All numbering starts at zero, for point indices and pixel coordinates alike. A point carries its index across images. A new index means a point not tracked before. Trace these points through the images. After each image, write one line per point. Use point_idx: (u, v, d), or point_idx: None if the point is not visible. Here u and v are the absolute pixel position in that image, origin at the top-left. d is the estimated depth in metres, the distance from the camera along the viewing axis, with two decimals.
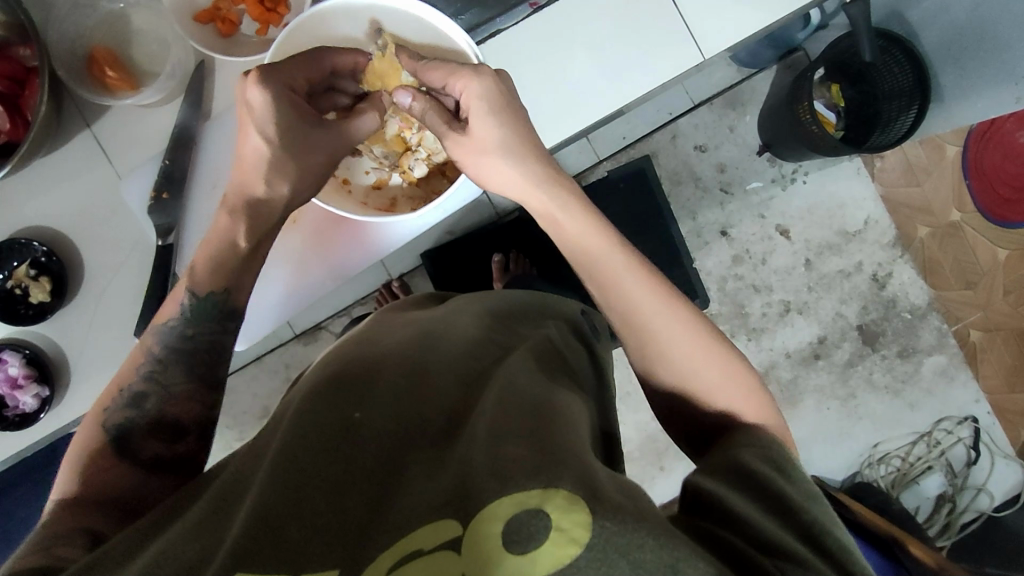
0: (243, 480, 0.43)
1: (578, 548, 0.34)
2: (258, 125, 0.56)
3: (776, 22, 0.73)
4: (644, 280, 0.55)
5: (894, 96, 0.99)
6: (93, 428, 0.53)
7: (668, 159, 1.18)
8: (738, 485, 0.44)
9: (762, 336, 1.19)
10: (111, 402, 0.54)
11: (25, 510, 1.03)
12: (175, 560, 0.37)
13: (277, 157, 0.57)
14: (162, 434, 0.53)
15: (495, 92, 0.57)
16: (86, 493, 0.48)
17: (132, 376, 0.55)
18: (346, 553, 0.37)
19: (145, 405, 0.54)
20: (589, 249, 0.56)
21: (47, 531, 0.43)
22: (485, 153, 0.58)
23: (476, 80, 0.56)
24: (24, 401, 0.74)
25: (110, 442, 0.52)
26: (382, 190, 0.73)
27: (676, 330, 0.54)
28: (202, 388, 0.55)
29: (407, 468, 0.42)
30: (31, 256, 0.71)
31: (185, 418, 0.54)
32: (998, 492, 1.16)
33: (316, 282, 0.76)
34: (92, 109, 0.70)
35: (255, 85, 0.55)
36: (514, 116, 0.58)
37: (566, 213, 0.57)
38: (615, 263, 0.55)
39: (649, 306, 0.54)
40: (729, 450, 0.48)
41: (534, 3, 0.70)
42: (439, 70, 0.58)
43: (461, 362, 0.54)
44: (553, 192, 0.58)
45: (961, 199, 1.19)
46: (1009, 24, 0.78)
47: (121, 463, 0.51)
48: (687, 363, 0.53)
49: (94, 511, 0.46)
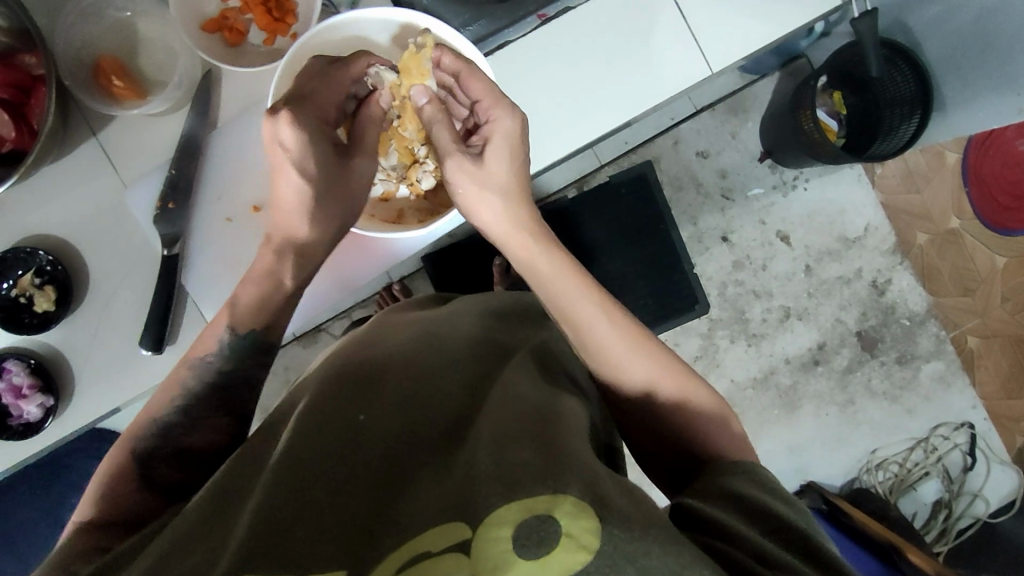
0: (246, 485, 0.43)
1: (588, 554, 0.35)
2: (295, 163, 0.57)
3: (782, 35, 0.73)
4: (613, 325, 0.56)
5: (894, 104, 0.99)
6: (115, 454, 0.52)
7: (670, 165, 1.18)
8: (732, 503, 0.45)
9: (762, 341, 1.20)
10: (139, 426, 0.54)
11: (23, 511, 1.02)
12: (180, 565, 0.37)
13: (314, 189, 0.58)
14: (181, 463, 0.52)
15: (517, 134, 0.60)
16: (100, 513, 0.48)
17: (160, 406, 0.55)
18: (352, 552, 0.37)
19: (169, 433, 0.53)
20: (557, 293, 0.57)
21: (66, 551, 0.43)
22: (492, 190, 0.59)
23: (508, 118, 0.59)
24: (28, 410, 0.73)
25: (135, 466, 0.51)
26: (389, 203, 0.74)
27: (641, 369, 0.55)
28: (225, 420, 0.55)
29: (411, 471, 0.42)
30: (36, 265, 0.71)
31: (208, 450, 0.54)
32: (993, 498, 1.17)
33: (320, 293, 0.76)
34: (97, 117, 0.70)
35: (289, 126, 0.56)
36: (520, 160, 0.60)
37: (547, 265, 0.58)
38: (585, 312, 0.56)
39: (624, 355, 0.55)
40: (719, 474, 0.49)
41: (543, 14, 0.70)
42: (482, 85, 0.59)
43: (463, 363, 0.54)
44: (537, 236, 0.60)
45: (961, 206, 1.20)
46: (1011, 35, 0.78)
47: (138, 487, 0.50)
48: (669, 398, 0.55)
49: (109, 533, 0.46)
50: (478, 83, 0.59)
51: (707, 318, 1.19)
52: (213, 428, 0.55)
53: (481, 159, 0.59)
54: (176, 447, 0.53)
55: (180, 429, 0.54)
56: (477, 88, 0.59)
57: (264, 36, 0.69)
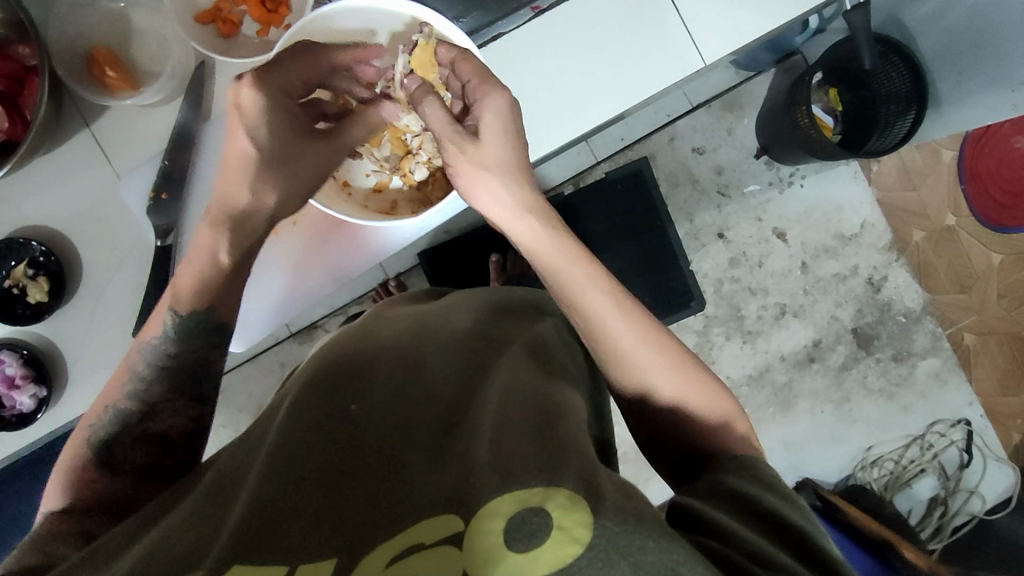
0: (240, 474, 0.43)
1: (579, 547, 0.35)
2: (249, 126, 0.55)
3: (776, 27, 0.73)
4: (625, 308, 0.55)
5: (890, 100, 0.99)
6: (78, 447, 0.53)
7: (666, 161, 1.18)
8: (726, 505, 0.45)
9: (757, 339, 1.20)
10: (97, 417, 0.54)
11: (17, 506, 1.02)
12: (169, 552, 0.37)
13: (266, 159, 0.56)
14: (150, 448, 0.52)
15: (509, 118, 0.57)
16: (74, 500, 0.48)
17: (117, 394, 0.54)
18: (345, 541, 0.37)
19: (131, 421, 0.53)
20: (572, 283, 0.55)
21: (40, 534, 0.44)
22: (490, 172, 0.57)
23: (500, 98, 0.57)
24: (20, 401, 0.73)
25: (97, 454, 0.52)
26: (382, 194, 0.74)
27: (649, 360, 0.54)
28: (188, 402, 0.54)
29: (407, 456, 0.42)
30: (30, 256, 0.71)
31: (171, 433, 0.53)
32: (990, 495, 1.17)
33: (317, 285, 0.76)
34: (91, 108, 0.70)
35: (251, 86, 0.55)
36: (517, 145, 0.58)
37: (561, 252, 0.56)
38: (597, 302, 0.55)
39: (635, 344, 0.54)
40: (712, 475, 0.49)
41: (537, 7, 0.70)
42: (472, 68, 0.59)
43: (456, 355, 0.54)
44: (545, 220, 0.57)
45: (956, 202, 1.20)
46: (1005, 31, 0.78)
47: (105, 476, 0.51)
48: (668, 402, 0.54)
49: (84, 516, 0.47)
50: (468, 66, 0.59)
51: (703, 315, 1.19)
52: (178, 410, 0.54)
53: (477, 140, 0.57)
54: (138, 431, 0.53)
55: (139, 415, 0.53)
56: (467, 71, 0.59)
57: (257, 27, 0.70)
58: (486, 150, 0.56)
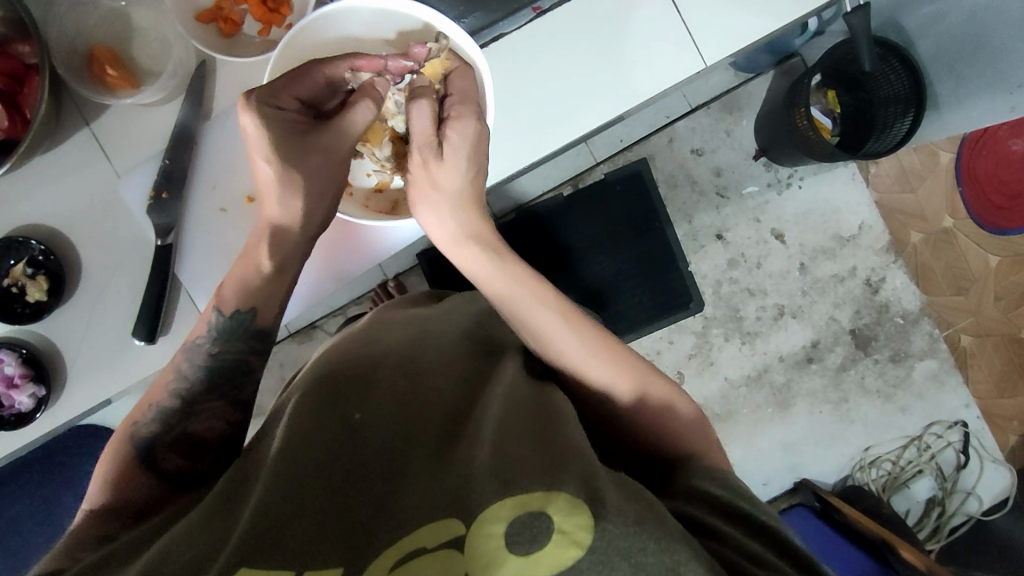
0: (247, 481, 0.42)
1: (580, 550, 0.35)
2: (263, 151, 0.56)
3: (778, 29, 0.73)
4: (576, 330, 0.55)
5: (888, 102, 1.00)
6: (120, 442, 0.53)
7: (664, 163, 1.18)
8: (716, 508, 0.45)
9: (756, 339, 1.20)
10: (140, 415, 0.54)
11: (14, 506, 1.02)
12: (179, 558, 0.36)
13: (290, 176, 0.57)
14: (187, 451, 0.52)
15: (476, 135, 0.59)
16: (109, 501, 0.48)
17: (160, 395, 0.55)
18: (350, 547, 0.37)
19: (172, 421, 0.53)
20: (517, 306, 0.56)
21: (72, 538, 0.44)
22: (438, 198, 0.60)
23: (472, 121, 0.58)
24: (20, 400, 0.74)
25: (137, 454, 0.52)
26: (384, 194, 0.74)
27: (609, 376, 0.54)
28: (227, 406, 0.54)
29: (408, 465, 0.42)
30: (29, 255, 0.71)
31: (209, 435, 0.53)
32: (986, 496, 1.17)
33: (316, 286, 0.76)
34: (91, 106, 0.70)
35: (246, 111, 0.55)
36: (476, 162, 0.60)
37: (504, 284, 0.57)
38: (543, 319, 0.55)
39: (582, 360, 0.54)
40: (689, 479, 0.48)
41: (538, 8, 0.70)
42: (467, 85, 0.60)
43: (457, 362, 0.54)
44: (484, 250, 0.59)
45: (954, 205, 1.20)
46: (1004, 35, 0.78)
47: (145, 475, 0.51)
48: (660, 398, 0.55)
49: (115, 519, 0.47)
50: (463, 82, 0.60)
51: (701, 316, 1.19)
52: (216, 413, 0.54)
53: (440, 157, 0.59)
54: (175, 432, 0.53)
55: (178, 415, 0.54)
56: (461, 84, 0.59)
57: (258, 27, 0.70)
58: (447, 169, 0.59)
